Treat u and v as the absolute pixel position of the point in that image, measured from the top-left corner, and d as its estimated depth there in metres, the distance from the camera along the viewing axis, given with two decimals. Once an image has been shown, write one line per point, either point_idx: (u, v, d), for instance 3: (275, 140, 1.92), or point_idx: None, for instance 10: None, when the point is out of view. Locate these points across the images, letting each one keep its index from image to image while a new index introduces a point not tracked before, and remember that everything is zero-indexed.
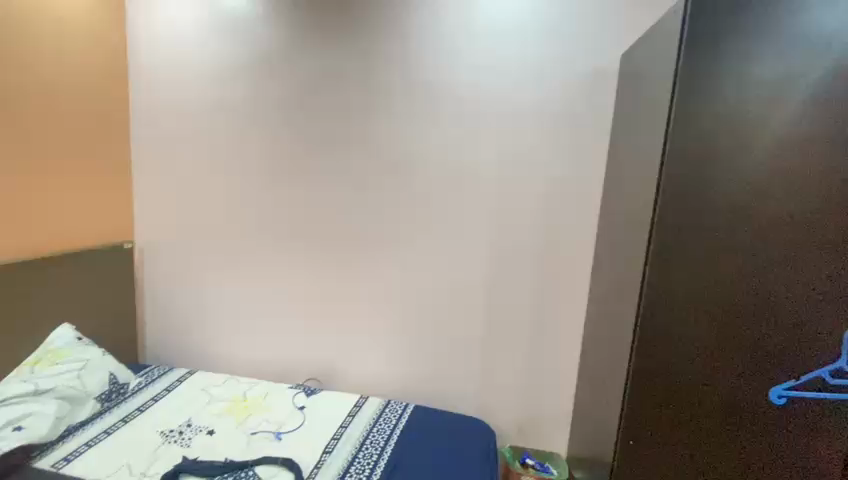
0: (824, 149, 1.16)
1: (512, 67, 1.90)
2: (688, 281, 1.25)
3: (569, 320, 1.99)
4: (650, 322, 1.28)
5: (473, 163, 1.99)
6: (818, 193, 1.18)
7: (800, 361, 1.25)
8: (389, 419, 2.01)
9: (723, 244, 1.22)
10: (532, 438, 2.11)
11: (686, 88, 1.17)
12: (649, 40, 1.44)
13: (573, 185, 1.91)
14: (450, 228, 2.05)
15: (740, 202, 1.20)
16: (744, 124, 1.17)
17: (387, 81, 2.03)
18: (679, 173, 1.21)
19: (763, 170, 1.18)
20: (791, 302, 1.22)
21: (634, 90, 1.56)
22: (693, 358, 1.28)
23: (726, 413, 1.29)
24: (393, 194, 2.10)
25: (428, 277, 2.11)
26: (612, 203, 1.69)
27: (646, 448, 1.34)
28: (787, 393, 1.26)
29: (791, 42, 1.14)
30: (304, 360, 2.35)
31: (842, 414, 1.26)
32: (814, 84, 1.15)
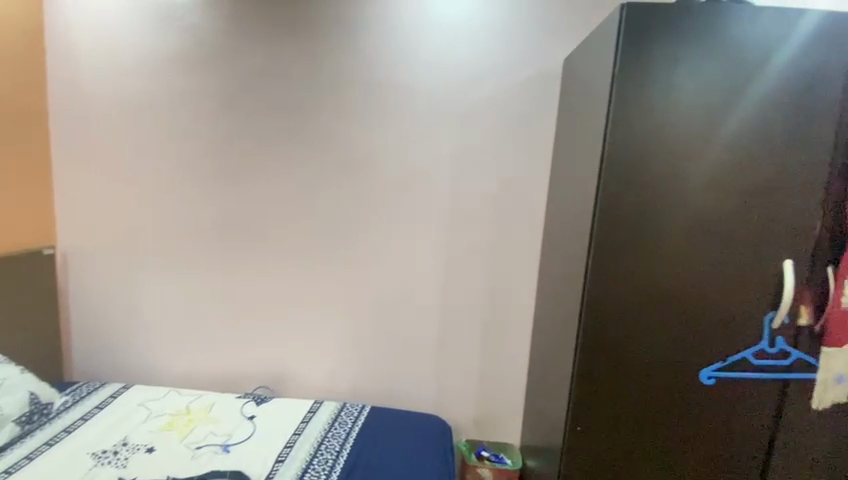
0: (744, 151, 1.28)
1: (461, 67, 1.93)
2: (626, 275, 1.34)
3: (520, 315, 2.06)
4: (593, 314, 1.36)
5: (425, 163, 2.00)
6: (737, 190, 1.29)
7: (726, 344, 1.36)
8: (345, 423, 1.97)
9: (655, 238, 1.32)
10: (486, 431, 2.16)
11: (619, 95, 1.26)
12: (588, 47, 1.53)
13: (521, 184, 1.97)
14: (404, 227, 2.06)
15: (668, 199, 1.30)
16: (672, 126, 1.27)
17: (337, 78, 1.99)
18: (616, 174, 1.29)
19: (688, 169, 1.29)
20: (717, 290, 1.33)
21: (575, 94, 1.64)
22: (632, 344, 1.38)
23: (661, 396, 1.40)
24: (346, 193, 2.06)
25: (383, 276, 2.10)
26: (557, 201, 1.77)
27: (591, 431, 1.43)
28: (715, 374, 1.37)
29: (712, 53, 1.24)
30: (252, 366, 2.25)
31: (763, 391, 1.38)
32: (734, 91, 1.26)
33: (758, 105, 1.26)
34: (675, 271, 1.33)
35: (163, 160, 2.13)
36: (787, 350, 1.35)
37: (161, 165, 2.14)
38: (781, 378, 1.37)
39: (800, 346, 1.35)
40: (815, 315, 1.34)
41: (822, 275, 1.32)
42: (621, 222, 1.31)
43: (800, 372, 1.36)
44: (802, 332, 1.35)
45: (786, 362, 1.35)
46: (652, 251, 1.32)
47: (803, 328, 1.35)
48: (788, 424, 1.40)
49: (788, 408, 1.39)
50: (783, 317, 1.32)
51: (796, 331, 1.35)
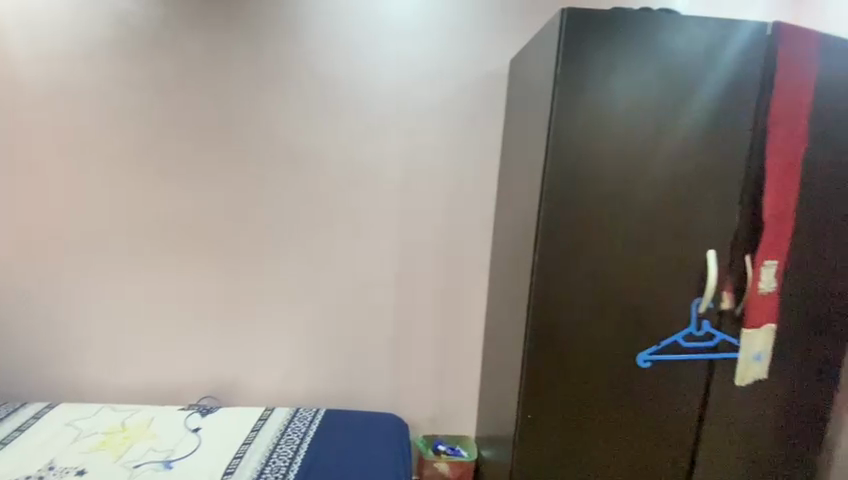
0: (673, 150, 1.37)
1: (410, 63, 1.92)
2: (570, 271, 1.41)
3: (473, 311, 2.09)
4: (540, 308, 1.43)
5: (376, 160, 1.99)
6: (668, 186, 1.38)
7: (660, 329, 1.47)
8: (298, 428, 1.92)
9: (595, 232, 1.40)
10: (443, 426, 2.19)
11: (560, 100, 1.33)
12: (532, 50, 1.59)
13: (472, 180, 2.00)
14: (357, 226, 2.03)
15: (606, 195, 1.38)
16: (609, 126, 1.35)
17: (283, 73, 1.92)
18: (559, 173, 1.36)
19: (624, 166, 1.37)
20: (651, 279, 1.43)
21: (521, 95, 1.69)
22: (577, 333, 1.45)
23: (603, 383, 1.49)
24: (295, 192, 2.00)
25: (336, 276, 2.06)
26: (506, 199, 1.81)
27: (541, 419, 1.50)
28: (650, 357, 1.48)
29: (643, 60, 1.32)
30: (197, 375, 2.13)
31: (693, 371, 1.50)
32: (665, 95, 1.34)
33: (685, 109, 1.35)
34: (614, 267, 1.42)
35: (90, 157, 1.96)
36: (712, 332, 1.48)
37: (88, 163, 1.96)
38: (708, 359, 1.49)
39: (723, 328, 1.48)
40: (736, 299, 1.47)
41: (740, 263, 1.45)
42: (565, 221, 1.38)
43: (724, 352, 1.49)
44: (725, 315, 1.48)
45: (711, 343, 1.48)
46: (593, 247, 1.40)
47: (726, 311, 1.47)
48: (715, 400, 1.53)
49: (714, 386, 1.52)
50: (708, 302, 1.44)
51: (719, 314, 1.47)
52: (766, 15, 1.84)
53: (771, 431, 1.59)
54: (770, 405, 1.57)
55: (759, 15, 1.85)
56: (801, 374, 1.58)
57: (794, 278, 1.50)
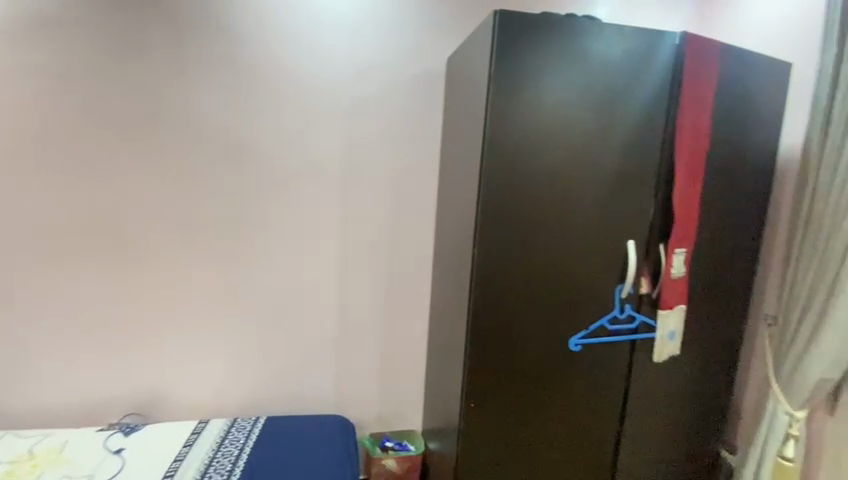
0: (596, 147, 1.47)
1: (347, 58, 1.89)
2: (508, 264, 1.48)
3: (417, 306, 2.10)
4: (480, 299, 1.49)
5: (313, 156, 1.93)
6: (593, 180, 1.49)
7: (589, 314, 1.58)
8: (236, 438, 1.83)
9: (529, 224, 1.47)
10: (390, 422, 2.19)
11: (495, 100, 1.38)
12: (468, 49, 1.62)
13: (413, 176, 2.00)
14: (295, 225, 1.96)
15: (539, 189, 1.45)
16: (540, 123, 1.42)
17: (208, 62, 1.80)
18: (495, 167, 1.41)
19: (554, 162, 1.45)
20: (580, 268, 1.53)
21: (458, 93, 1.72)
22: (515, 321, 1.52)
23: (540, 368, 1.58)
24: (226, 190, 1.89)
25: (274, 277, 1.98)
26: (446, 195, 1.84)
27: (484, 407, 1.56)
28: (581, 341, 1.59)
29: (570, 63, 1.41)
30: (119, 392, 1.95)
31: (617, 351, 1.64)
32: (588, 95, 1.44)
33: (608, 111, 1.46)
34: (548, 259, 1.50)
35: None
36: (632, 315, 1.62)
37: None
38: (630, 340, 1.63)
39: (641, 310, 1.63)
40: (652, 284, 1.62)
41: (655, 251, 1.60)
42: (502, 216, 1.44)
43: (644, 332, 1.64)
44: (643, 299, 1.62)
45: (632, 325, 1.62)
46: (529, 240, 1.48)
47: (644, 295, 1.62)
48: (638, 377, 1.67)
49: (636, 364, 1.66)
50: (629, 288, 1.58)
51: (638, 298, 1.62)
52: (673, 27, 2.04)
53: (684, 401, 1.78)
54: (682, 378, 1.75)
55: (669, 26, 2.04)
56: (707, 348, 1.78)
57: (700, 263, 1.68)
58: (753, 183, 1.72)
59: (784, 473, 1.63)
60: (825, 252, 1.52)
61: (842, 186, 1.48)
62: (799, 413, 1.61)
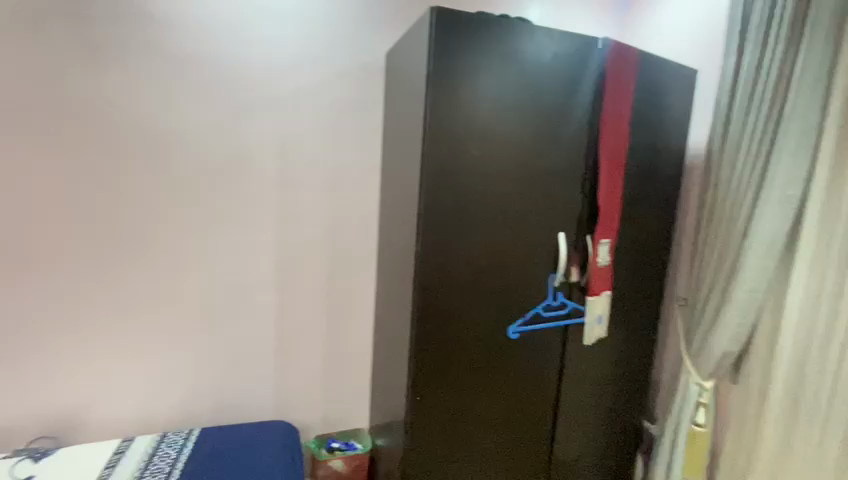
0: (530, 144, 1.54)
1: (281, 48, 1.80)
2: (449, 259, 1.51)
3: (362, 304, 2.07)
4: (424, 293, 1.51)
5: (246, 150, 1.83)
6: (528, 176, 1.56)
7: (526, 303, 1.66)
8: (167, 454, 1.71)
9: (469, 219, 1.51)
10: (335, 423, 2.15)
11: (434, 96, 1.40)
12: (406, 45, 1.62)
13: (354, 171, 1.96)
14: (226, 225, 1.85)
15: (478, 184, 1.50)
16: (477, 120, 1.46)
17: (123, 47, 1.64)
18: (435, 164, 1.43)
19: (491, 159, 1.50)
20: (517, 259, 1.61)
21: (398, 88, 1.71)
22: (457, 313, 1.56)
23: (481, 357, 1.63)
24: (146, 188, 1.74)
25: (206, 280, 1.86)
26: (388, 191, 1.83)
27: (429, 399, 1.59)
28: (519, 329, 1.66)
29: (505, 63, 1.46)
30: (24, 415, 1.74)
31: (552, 337, 1.74)
32: (522, 94, 1.50)
33: (541, 110, 1.53)
34: (487, 252, 1.56)
35: None
36: (564, 302, 1.72)
37: None
38: (562, 325, 1.74)
39: (572, 297, 1.74)
40: (581, 272, 1.73)
41: (583, 242, 1.71)
42: (443, 212, 1.47)
43: (575, 317, 1.75)
44: (573, 286, 1.74)
45: (564, 311, 1.72)
46: (469, 235, 1.52)
47: (574, 283, 1.73)
48: (571, 359, 1.79)
49: (569, 348, 1.77)
50: (561, 276, 1.68)
51: (569, 285, 1.73)
52: (600, 33, 2.18)
53: (611, 379, 1.94)
54: (609, 359, 1.90)
55: (596, 31, 2.17)
56: (629, 330, 1.94)
57: (622, 252, 1.82)
58: (666, 178, 1.89)
59: (697, 438, 1.83)
60: (725, 240, 1.72)
61: (738, 180, 1.67)
62: (707, 383, 1.81)
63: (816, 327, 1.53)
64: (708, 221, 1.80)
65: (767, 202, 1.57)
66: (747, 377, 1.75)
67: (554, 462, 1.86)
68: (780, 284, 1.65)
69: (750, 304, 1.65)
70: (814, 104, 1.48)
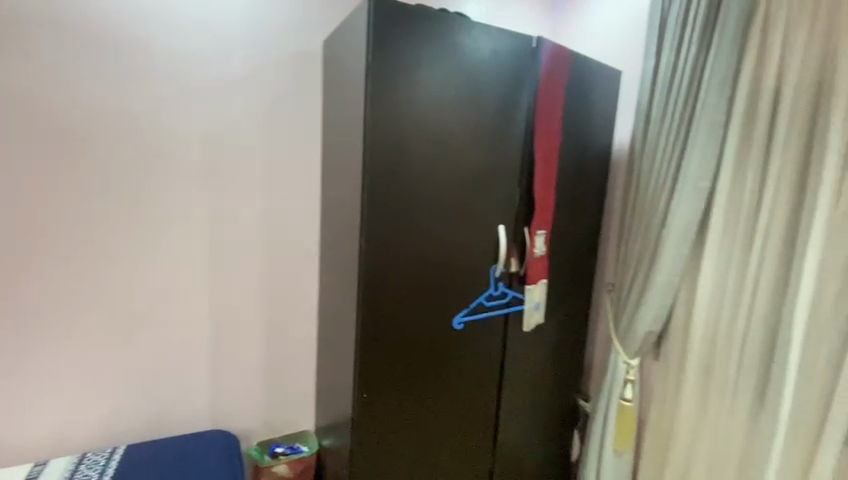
0: (470, 138, 1.56)
1: (206, 31, 1.68)
2: (393, 254, 1.50)
3: (305, 303, 1.99)
4: (368, 288, 1.48)
5: (172, 142, 1.70)
6: (468, 169, 1.58)
7: (469, 294, 1.69)
8: (87, 475, 1.59)
9: (411, 213, 1.50)
10: (279, 427, 2.06)
11: (373, 87, 1.37)
12: (343, 35, 1.57)
13: (292, 165, 1.87)
14: (148, 224, 1.71)
15: (420, 178, 1.49)
16: (418, 115, 1.45)
17: (19, 26, 1.47)
18: (377, 158, 1.41)
19: (433, 153, 1.50)
20: (460, 251, 1.63)
21: (336, 79, 1.66)
22: (402, 307, 1.56)
23: (427, 349, 1.64)
24: (53, 185, 1.58)
25: (128, 283, 1.72)
26: (329, 185, 1.77)
27: (376, 395, 1.58)
28: (463, 319, 1.70)
29: (443, 56, 1.46)
30: None
31: (494, 325, 1.79)
32: (461, 88, 1.51)
33: (479, 105, 1.56)
34: (431, 246, 1.56)
35: None
36: (505, 291, 1.78)
37: None
38: (503, 313, 1.80)
39: (512, 286, 1.81)
40: (520, 262, 1.80)
41: (521, 234, 1.78)
42: (386, 206, 1.46)
43: (515, 305, 1.82)
44: (513, 276, 1.80)
45: (505, 300, 1.78)
46: (412, 229, 1.52)
47: (514, 273, 1.80)
48: (512, 346, 1.86)
49: (510, 335, 1.84)
50: (501, 267, 1.73)
51: (509, 275, 1.79)
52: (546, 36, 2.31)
53: (549, 362, 2.04)
54: (547, 343, 2.00)
55: (541, 34, 2.31)
56: (564, 315, 2.06)
57: (557, 242, 1.92)
58: (595, 171, 2.02)
59: (625, 411, 1.98)
60: (647, 228, 1.86)
61: (659, 174, 1.82)
62: (633, 360, 1.96)
63: (722, 304, 1.71)
64: (632, 211, 1.95)
65: (681, 194, 1.73)
66: (667, 353, 1.92)
67: (497, 447, 1.93)
68: (693, 268, 1.82)
69: (669, 287, 1.81)
70: (720, 104, 1.65)
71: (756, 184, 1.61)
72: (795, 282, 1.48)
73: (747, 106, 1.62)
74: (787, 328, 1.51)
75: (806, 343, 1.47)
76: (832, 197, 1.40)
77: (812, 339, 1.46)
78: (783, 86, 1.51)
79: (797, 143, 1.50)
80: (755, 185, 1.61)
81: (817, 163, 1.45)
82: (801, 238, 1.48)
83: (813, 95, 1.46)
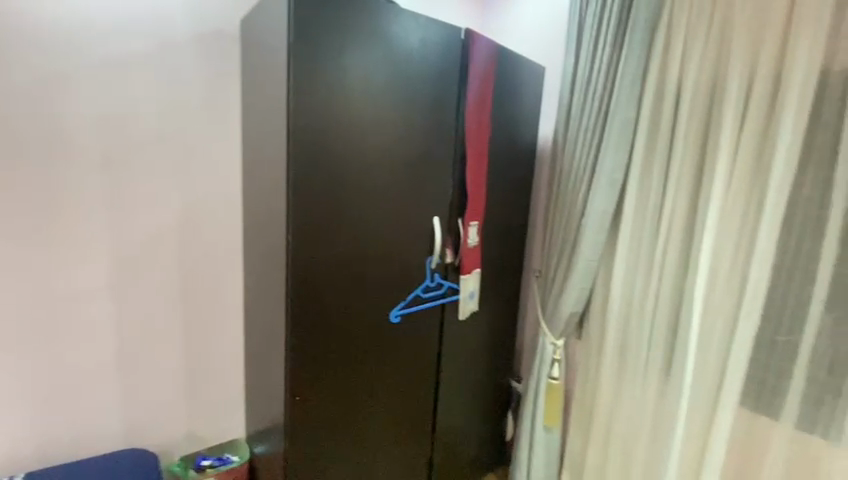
0: (401, 128, 1.54)
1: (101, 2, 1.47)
2: (323, 249, 1.44)
3: (230, 304, 1.86)
4: (298, 287, 1.41)
5: (64, 130, 1.49)
6: (400, 160, 1.56)
7: (404, 287, 1.68)
8: None
9: (342, 206, 1.45)
10: (205, 438, 1.93)
11: (295, 74, 1.29)
12: (261, 15, 1.46)
13: (210, 155, 1.72)
14: (38, 223, 1.50)
15: (349, 169, 1.44)
16: (346, 103, 1.39)
17: None
18: (303, 150, 1.34)
19: (363, 144, 1.45)
20: (394, 245, 1.61)
21: (256, 61, 1.54)
22: (335, 304, 1.51)
23: (362, 345, 1.61)
24: None
25: (14, 291, 1.50)
26: (252, 176, 1.66)
27: (309, 397, 1.52)
28: (399, 312, 1.69)
29: (370, 43, 1.41)
30: None
31: (430, 317, 1.80)
32: (390, 77, 1.47)
33: (409, 95, 1.53)
34: (363, 239, 1.52)
35: None
36: (441, 282, 1.80)
37: None
38: (439, 304, 1.81)
39: (447, 277, 1.82)
40: (454, 253, 1.82)
41: (454, 225, 1.80)
42: (315, 199, 1.39)
43: (450, 295, 1.84)
44: (448, 267, 1.82)
45: (440, 291, 1.80)
46: (344, 222, 1.47)
47: (449, 264, 1.82)
48: (448, 335, 1.88)
49: (446, 326, 1.87)
50: (437, 259, 1.74)
51: (444, 266, 1.80)
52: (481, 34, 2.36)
53: (484, 348, 2.10)
54: (481, 331, 2.06)
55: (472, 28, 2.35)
56: (497, 303, 2.12)
57: (489, 233, 1.97)
58: (523, 163, 2.09)
59: (553, 390, 2.10)
60: (569, 217, 1.98)
61: (579, 166, 1.93)
62: (559, 341, 2.08)
63: (634, 286, 1.87)
64: (555, 201, 2.05)
65: (598, 185, 1.85)
66: (588, 333, 2.07)
67: (436, 435, 1.96)
68: (610, 253, 1.96)
69: (589, 272, 1.94)
70: (631, 102, 1.78)
71: (661, 175, 1.76)
72: (694, 264, 1.65)
73: (653, 104, 1.76)
74: (688, 305, 1.68)
75: (704, 317, 1.65)
76: (723, 187, 1.58)
77: (708, 313, 1.64)
78: (684, 87, 1.66)
79: (694, 139, 1.66)
80: (661, 176, 1.77)
81: (711, 157, 1.61)
82: (698, 224, 1.65)
83: (707, 96, 1.62)
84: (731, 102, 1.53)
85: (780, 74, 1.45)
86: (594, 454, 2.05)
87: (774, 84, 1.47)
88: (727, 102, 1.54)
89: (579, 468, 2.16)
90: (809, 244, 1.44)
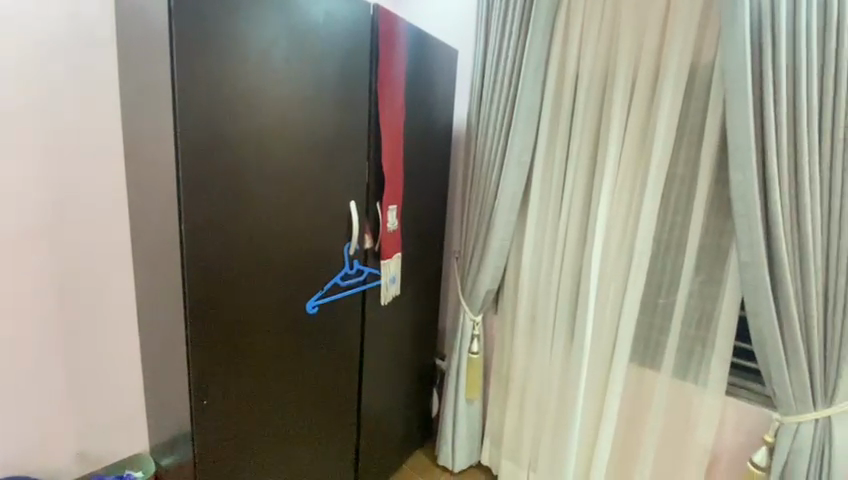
0: (308, 109, 1.45)
1: None
2: (227, 239, 1.33)
3: (120, 306, 1.64)
4: (197, 284, 1.29)
5: None
6: (310, 142, 1.48)
7: (320, 274, 1.62)
8: None
9: (246, 191, 1.35)
10: (102, 455, 1.71)
11: (180, 42, 1.13)
12: None
13: (85, 135, 1.48)
14: None
15: (253, 151, 1.34)
16: (245, 80, 1.28)
17: None
18: (197, 132, 1.21)
19: (268, 125, 1.36)
20: (307, 231, 1.54)
21: (133, 26, 1.33)
22: (242, 297, 1.41)
23: (275, 338, 1.53)
24: None
25: None
26: (137, 160, 1.45)
27: (217, 400, 1.41)
28: (317, 302, 1.63)
29: (270, 15, 1.29)
30: None
31: (350, 304, 1.77)
32: (293, 53, 1.37)
33: (316, 74, 1.45)
34: (273, 227, 1.44)
35: None
36: (360, 268, 1.77)
37: None
38: (359, 291, 1.79)
39: (366, 263, 1.80)
40: (373, 238, 1.81)
41: (372, 210, 1.77)
42: (213, 185, 1.27)
43: (370, 281, 1.83)
44: (368, 252, 1.80)
45: (360, 277, 1.77)
46: (251, 210, 1.37)
47: (368, 249, 1.80)
48: (369, 320, 1.87)
49: (367, 311, 1.85)
50: (355, 244, 1.71)
51: (363, 252, 1.78)
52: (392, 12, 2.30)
53: (406, 331, 2.13)
54: (403, 313, 2.08)
55: None
56: (418, 285, 2.15)
57: (408, 216, 1.97)
58: (439, 147, 2.11)
59: (473, 365, 2.19)
60: (483, 199, 2.06)
61: (491, 148, 2.01)
62: (478, 317, 2.17)
63: (541, 261, 2.01)
64: (471, 182, 2.13)
65: (508, 167, 1.94)
66: (504, 306, 2.20)
67: (362, 420, 1.96)
68: (520, 231, 2.09)
69: (502, 250, 2.05)
70: (536, 88, 1.87)
71: (563, 158, 1.90)
72: (592, 240, 1.82)
73: (554, 90, 1.87)
74: (586, 277, 1.85)
75: (600, 287, 1.83)
76: (613, 169, 1.75)
77: (603, 285, 1.82)
78: (580, 75, 1.79)
79: (591, 124, 1.80)
80: (562, 159, 1.90)
81: (604, 142, 1.77)
82: (594, 203, 1.81)
83: (600, 85, 1.76)
84: (619, 91, 1.69)
85: (658, 69, 1.62)
86: (511, 419, 2.21)
87: (653, 78, 1.64)
88: (616, 91, 1.69)
89: (498, 434, 2.31)
90: (682, 217, 1.65)
